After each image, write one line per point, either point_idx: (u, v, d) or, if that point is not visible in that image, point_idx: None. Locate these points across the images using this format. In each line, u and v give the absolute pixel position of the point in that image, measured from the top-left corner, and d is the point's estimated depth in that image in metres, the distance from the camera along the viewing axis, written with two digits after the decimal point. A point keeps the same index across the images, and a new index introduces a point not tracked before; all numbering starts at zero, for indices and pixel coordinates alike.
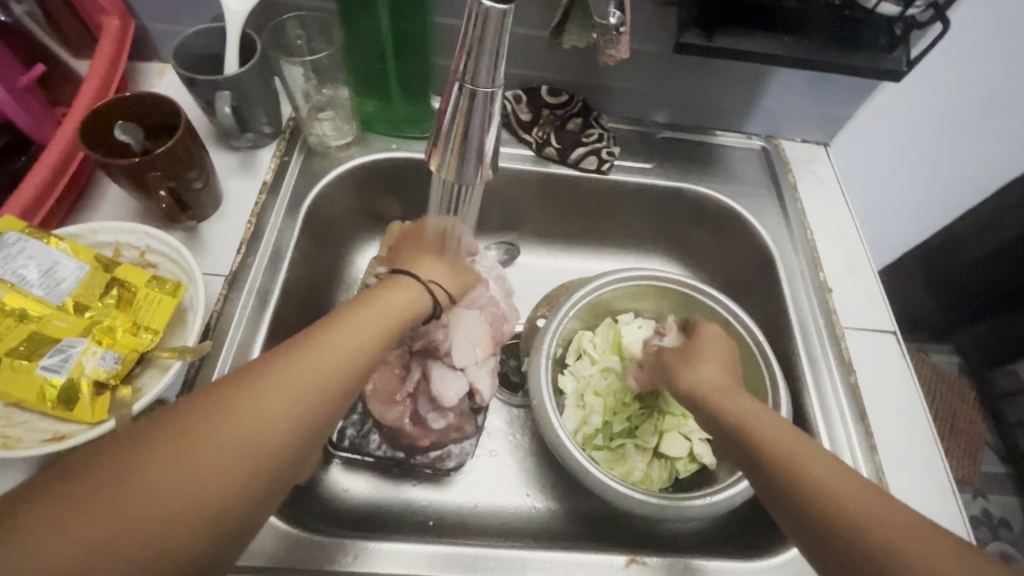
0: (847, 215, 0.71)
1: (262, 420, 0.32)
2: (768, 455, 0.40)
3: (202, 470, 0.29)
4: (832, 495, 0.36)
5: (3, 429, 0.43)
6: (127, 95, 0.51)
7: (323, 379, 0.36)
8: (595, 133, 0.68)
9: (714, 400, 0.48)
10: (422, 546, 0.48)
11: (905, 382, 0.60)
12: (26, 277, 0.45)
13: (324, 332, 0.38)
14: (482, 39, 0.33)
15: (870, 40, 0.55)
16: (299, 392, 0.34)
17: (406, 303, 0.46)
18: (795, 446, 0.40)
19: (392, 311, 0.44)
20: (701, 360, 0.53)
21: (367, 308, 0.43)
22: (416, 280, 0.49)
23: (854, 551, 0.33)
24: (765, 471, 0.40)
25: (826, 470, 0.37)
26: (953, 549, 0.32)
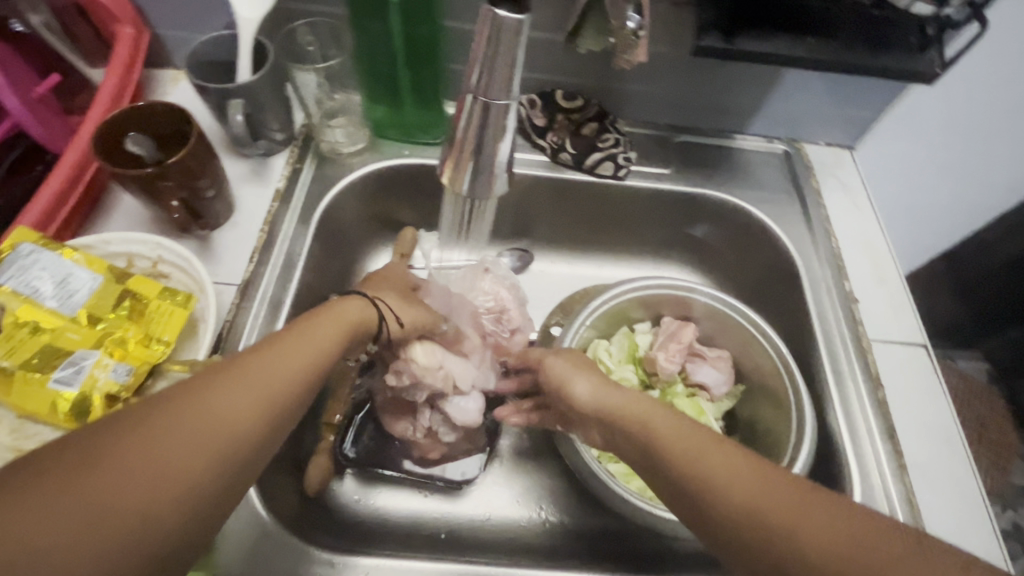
0: (874, 221, 0.69)
1: (211, 418, 0.30)
2: (733, 515, 0.33)
3: (190, 437, 0.29)
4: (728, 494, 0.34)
5: (17, 441, 0.43)
6: (141, 105, 0.51)
7: (275, 376, 0.35)
8: (611, 137, 0.66)
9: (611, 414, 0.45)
10: (437, 564, 0.48)
11: (937, 399, 0.57)
12: (40, 289, 0.45)
13: (289, 332, 0.39)
14: (496, 50, 0.33)
15: (900, 41, 0.53)
16: (275, 372, 0.35)
17: (361, 311, 0.46)
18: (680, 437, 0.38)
19: (332, 325, 0.42)
20: (578, 366, 0.51)
21: (292, 330, 0.40)
22: (364, 296, 0.48)
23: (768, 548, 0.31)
24: (660, 469, 0.39)
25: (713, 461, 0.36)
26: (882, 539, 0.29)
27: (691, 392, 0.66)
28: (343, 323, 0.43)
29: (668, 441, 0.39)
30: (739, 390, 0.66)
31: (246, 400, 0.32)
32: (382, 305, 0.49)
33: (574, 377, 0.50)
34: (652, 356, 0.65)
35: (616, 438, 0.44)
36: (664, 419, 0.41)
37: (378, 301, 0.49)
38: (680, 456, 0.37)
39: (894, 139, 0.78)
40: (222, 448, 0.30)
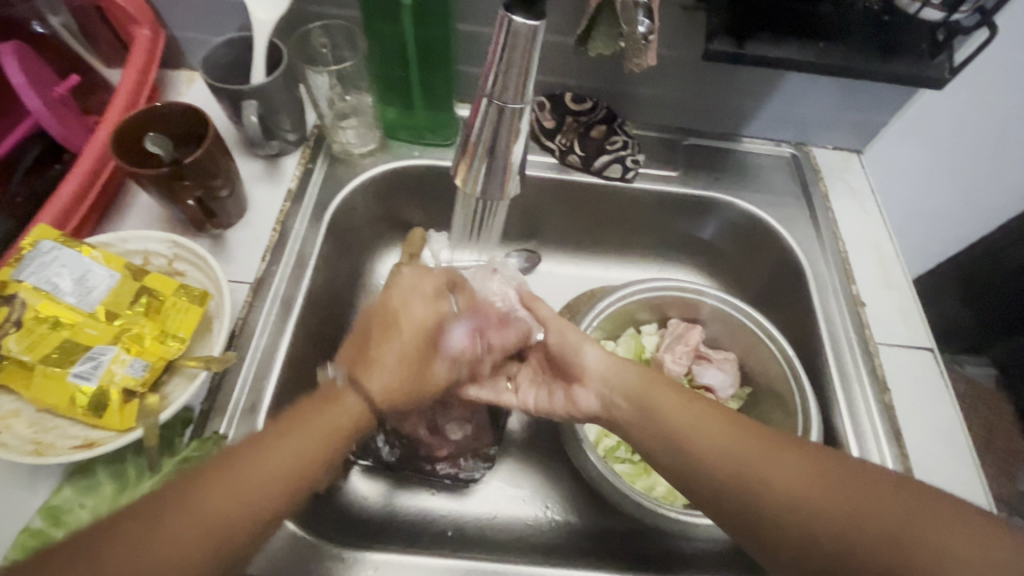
0: (882, 225, 0.69)
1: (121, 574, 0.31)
2: (782, 513, 0.38)
3: None
4: (781, 497, 0.38)
5: (36, 435, 0.44)
6: (158, 105, 0.52)
7: (208, 522, 0.34)
8: (620, 140, 0.67)
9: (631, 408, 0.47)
10: (445, 560, 0.49)
11: (944, 403, 0.57)
12: (59, 285, 0.46)
13: (256, 459, 0.36)
14: (511, 55, 0.33)
15: (910, 47, 0.54)
16: (211, 521, 0.34)
17: (351, 418, 0.41)
18: (716, 440, 0.42)
19: (312, 445, 0.39)
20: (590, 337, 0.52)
21: (269, 445, 0.38)
22: (353, 389, 0.42)
23: (814, 539, 0.37)
24: (703, 480, 0.41)
25: (761, 466, 0.39)
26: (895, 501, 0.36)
27: (698, 393, 0.66)
28: (326, 441, 0.39)
29: (672, 420, 0.44)
30: (745, 393, 0.66)
31: (165, 557, 0.32)
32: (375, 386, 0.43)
33: (586, 345, 0.51)
34: (660, 357, 0.65)
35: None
36: (665, 396, 0.46)
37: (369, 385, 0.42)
38: (725, 467, 0.40)
39: (903, 143, 0.78)
40: None
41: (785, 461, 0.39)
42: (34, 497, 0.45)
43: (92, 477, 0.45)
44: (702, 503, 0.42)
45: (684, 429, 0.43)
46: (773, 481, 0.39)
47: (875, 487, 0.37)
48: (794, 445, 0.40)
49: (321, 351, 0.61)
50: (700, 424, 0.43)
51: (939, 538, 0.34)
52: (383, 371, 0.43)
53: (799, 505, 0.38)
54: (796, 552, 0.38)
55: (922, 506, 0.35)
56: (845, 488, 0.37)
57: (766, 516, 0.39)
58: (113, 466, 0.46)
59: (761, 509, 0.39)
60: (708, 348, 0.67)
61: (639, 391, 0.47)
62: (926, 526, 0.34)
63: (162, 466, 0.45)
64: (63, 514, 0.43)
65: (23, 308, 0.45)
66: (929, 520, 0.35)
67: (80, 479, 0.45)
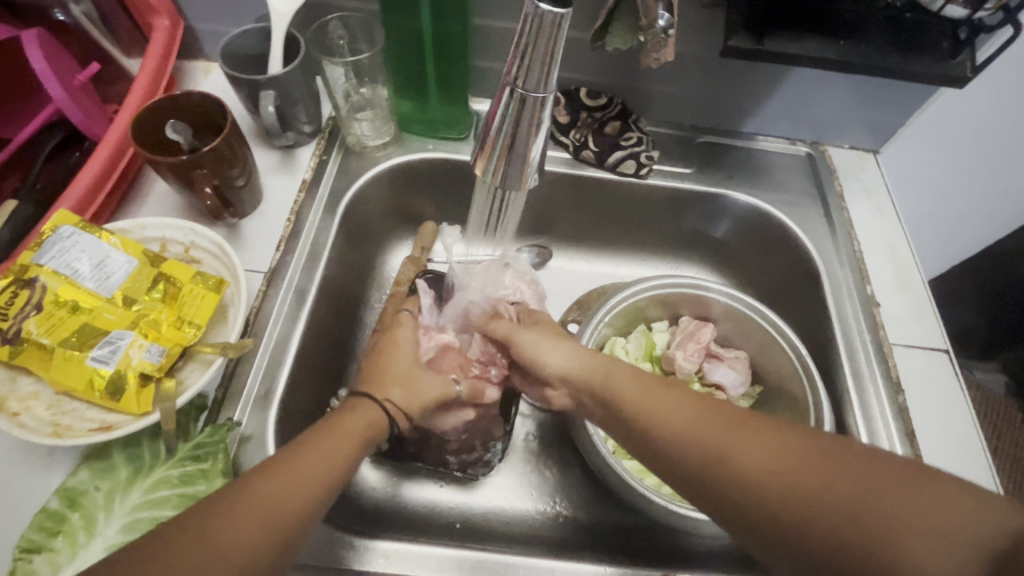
0: (898, 226, 0.68)
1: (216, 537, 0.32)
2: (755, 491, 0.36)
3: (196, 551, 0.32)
4: (750, 474, 0.37)
5: (55, 417, 0.44)
6: (177, 93, 0.53)
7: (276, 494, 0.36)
8: (633, 136, 0.66)
9: (600, 383, 0.47)
10: (455, 551, 0.49)
11: (958, 406, 0.57)
12: (79, 270, 0.47)
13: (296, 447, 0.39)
14: (537, 43, 0.33)
15: (931, 44, 0.53)
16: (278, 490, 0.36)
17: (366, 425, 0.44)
18: (683, 418, 0.41)
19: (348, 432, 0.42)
20: (550, 339, 0.52)
21: (271, 474, 0.37)
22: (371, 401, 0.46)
23: (792, 518, 0.34)
24: (671, 458, 0.41)
25: (733, 445, 0.38)
26: (882, 475, 0.34)
27: (708, 391, 0.66)
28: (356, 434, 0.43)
29: (633, 408, 0.44)
30: (756, 392, 0.65)
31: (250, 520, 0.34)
32: (391, 404, 0.47)
33: (545, 350, 0.51)
34: (670, 355, 0.65)
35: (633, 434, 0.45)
36: (626, 384, 0.45)
37: (387, 400, 0.47)
38: (695, 449, 0.39)
39: (919, 145, 0.77)
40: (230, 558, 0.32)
41: (752, 435, 0.38)
42: (51, 478, 0.46)
43: (108, 460, 0.45)
44: (687, 490, 0.40)
45: (645, 415, 0.43)
46: (737, 455, 0.38)
47: (853, 463, 0.34)
48: (762, 420, 0.39)
49: (333, 341, 0.62)
50: (664, 405, 0.42)
51: (903, 504, 0.32)
52: (404, 391, 0.48)
53: (764, 477, 0.36)
54: (767, 528, 0.36)
55: (891, 475, 0.33)
56: (811, 459, 0.35)
57: (731, 488, 0.37)
58: (129, 449, 0.46)
59: (726, 482, 0.38)
60: (719, 347, 0.67)
61: (601, 385, 0.47)
62: (893, 495, 0.32)
63: (177, 451, 0.46)
64: (80, 495, 0.44)
65: (43, 291, 0.45)
66: (894, 486, 0.33)
67: (96, 461, 0.46)
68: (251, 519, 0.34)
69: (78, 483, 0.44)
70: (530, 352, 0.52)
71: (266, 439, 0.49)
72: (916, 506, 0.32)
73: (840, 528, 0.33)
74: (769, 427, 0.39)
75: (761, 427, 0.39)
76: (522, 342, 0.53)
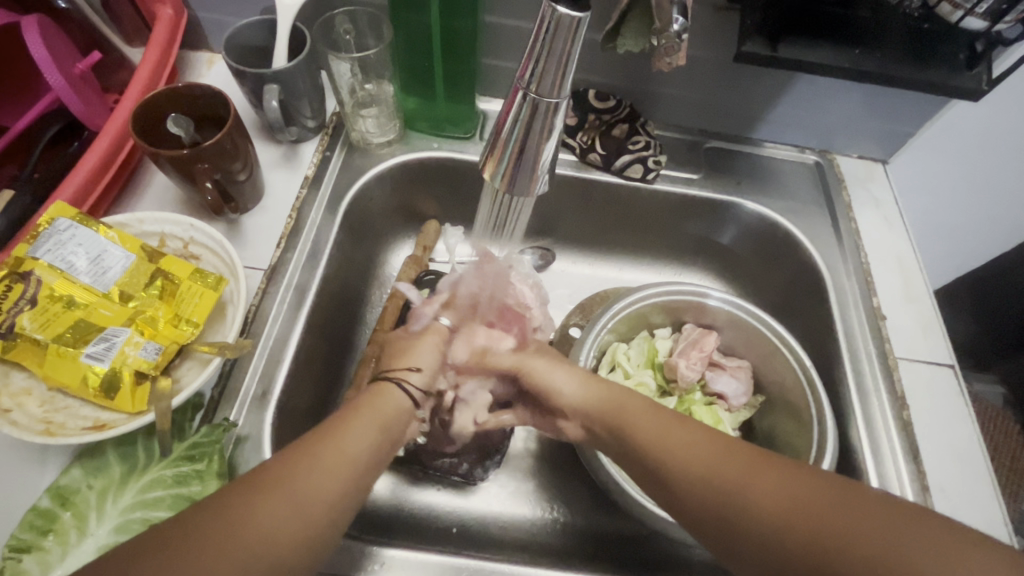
0: (906, 238, 0.67)
1: (249, 535, 0.32)
2: (769, 526, 0.36)
3: (227, 549, 0.31)
4: (770, 513, 0.36)
5: (47, 414, 0.44)
6: (179, 85, 0.52)
7: (308, 496, 0.36)
8: (641, 140, 0.65)
9: (614, 411, 0.47)
10: (451, 557, 0.48)
11: (963, 422, 0.56)
12: (75, 265, 0.46)
13: (326, 444, 0.39)
14: (552, 46, 0.33)
15: (947, 55, 0.52)
16: (308, 494, 0.36)
17: (382, 418, 0.44)
18: (705, 454, 0.40)
19: (372, 428, 0.42)
20: (558, 362, 0.53)
21: (312, 454, 0.38)
22: (387, 385, 0.47)
23: (814, 556, 0.34)
24: (687, 490, 0.40)
25: (757, 486, 0.37)
26: (900, 518, 0.33)
27: (709, 400, 0.65)
28: (379, 429, 0.43)
29: (637, 432, 0.44)
30: (758, 402, 0.65)
31: (280, 518, 0.34)
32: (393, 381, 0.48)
33: (556, 372, 0.52)
34: (673, 363, 0.64)
35: (623, 448, 0.46)
36: (626, 409, 0.46)
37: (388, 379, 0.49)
38: (716, 487, 0.38)
39: (928, 156, 0.76)
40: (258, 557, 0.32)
41: (764, 471, 0.38)
42: (42, 476, 0.45)
43: (102, 458, 0.45)
44: (700, 525, 0.39)
45: (664, 437, 0.43)
46: (752, 496, 0.37)
47: (873, 507, 0.34)
48: (778, 461, 0.39)
49: (332, 341, 0.61)
50: (670, 434, 0.43)
51: (917, 544, 0.32)
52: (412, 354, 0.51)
53: (778, 516, 0.36)
54: (776, 565, 0.35)
55: (915, 524, 0.33)
56: (831, 502, 0.35)
57: (743, 527, 0.37)
58: (123, 448, 0.45)
59: (740, 519, 0.37)
60: (721, 356, 0.66)
61: (603, 412, 0.48)
62: (915, 542, 0.32)
63: (171, 451, 0.45)
64: (72, 494, 0.43)
65: (38, 285, 0.44)
66: (911, 529, 0.33)
67: (89, 460, 0.45)
68: (298, 503, 0.35)
69: (70, 482, 0.44)
70: (541, 374, 0.52)
71: (263, 439, 0.48)
72: (933, 552, 0.31)
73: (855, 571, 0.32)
74: (779, 464, 0.38)
75: (779, 465, 0.38)
76: (534, 368, 0.53)
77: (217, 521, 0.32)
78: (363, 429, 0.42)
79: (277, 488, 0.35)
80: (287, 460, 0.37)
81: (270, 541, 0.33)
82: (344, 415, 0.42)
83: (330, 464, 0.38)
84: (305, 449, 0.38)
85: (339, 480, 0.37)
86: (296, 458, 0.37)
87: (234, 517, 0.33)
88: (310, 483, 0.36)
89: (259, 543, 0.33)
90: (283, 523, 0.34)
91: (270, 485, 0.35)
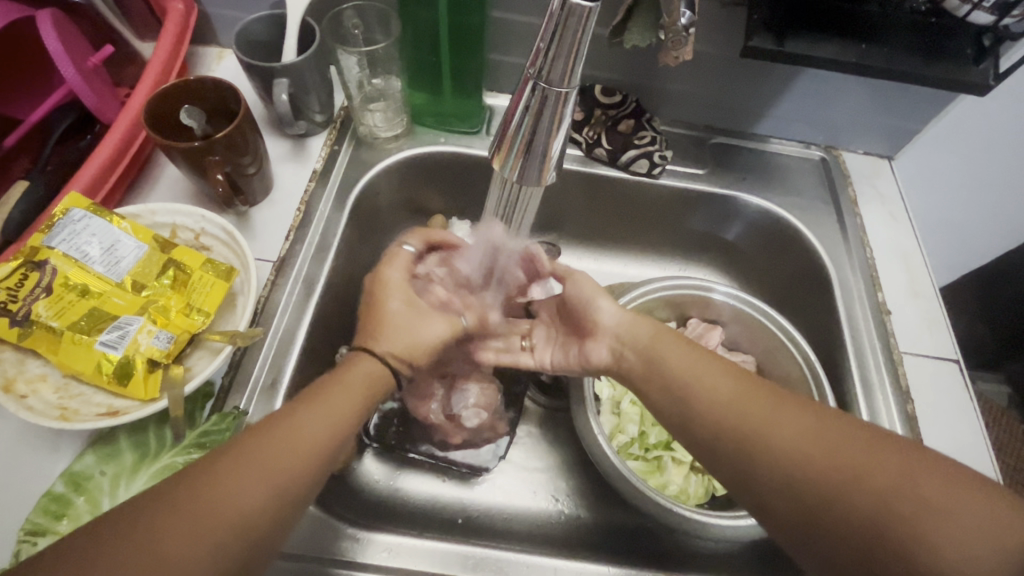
0: (911, 234, 0.68)
1: (215, 510, 0.32)
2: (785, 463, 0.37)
3: (192, 523, 0.31)
4: (789, 450, 0.37)
5: (62, 401, 0.44)
6: (193, 79, 0.53)
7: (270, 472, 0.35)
8: (647, 134, 0.66)
9: (645, 344, 0.48)
10: (457, 546, 0.49)
11: (966, 415, 0.56)
12: (89, 254, 0.47)
13: (295, 419, 0.38)
14: (563, 36, 0.33)
15: (955, 50, 0.52)
16: (274, 469, 0.35)
17: (354, 391, 0.42)
18: (730, 398, 0.41)
19: (345, 402, 0.41)
20: (604, 291, 0.53)
21: (283, 426, 0.38)
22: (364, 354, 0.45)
23: (827, 492, 0.35)
24: (708, 429, 0.42)
25: (776, 423, 0.39)
26: (913, 457, 0.35)
27: None
28: (349, 404, 0.41)
29: (684, 374, 0.44)
30: None
31: (244, 493, 0.34)
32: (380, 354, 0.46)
33: (599, 298, 0.52)
34: None
35: None
36: (676, 352, 0.46)
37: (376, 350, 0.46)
38: (740, 424, 0.40)
39: (934, 153, 0.76)
40: (224, 531, 0.32)
41: (770, 420, 0.39)
42: (56, 462, 0.46)
43: (114, 445, 0.45)
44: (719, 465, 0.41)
45: (705, 382, 0.43)
46: (768, 433, 0.39)
47: (885, 447, 0.36)
48: (794, 399, 0.40)
49: (339, 332, 0.61)
50: (710, 377, 0.43)
51: (939, 488, 0.33)
52: (399, 338, 0.48)
53: (790, 455, 0.37)
54: (796, 502, 0.36)
55: (920, 459, 0.35)
56: (843, 439, 0.37)
57: (765, 467, 0.38)
58: (135, 436, 0.46)
59: (758, 459, 0.39)
60: (726, 351, 0.67)
61: (646, 343, 0.48)
62: (929, 479, 0.34)
63: (184, 438, 0.46)
64: (85, 479, 0.44)
65: (53, 274, 0.46)
66: (888, 467, 0.34)
67: (102, 446, 0.46)
68: (264, 473, 0.35)
69: (83, 468, 0.44)
70: (586, 300, 0.53)
71: None
72: (940, 479, 0.33)
73: (851, 526, 0.34)
74: (789, 407, 0.40)
75: (793, 404, 0.40)
76: (580, 282, 0.54)
77: (185, 496, 0.32)
78: (336, 403, 0.41)
79: (243, 461, 0.35)
80: (250, 436, 0.36)
81: (234, 516, 0.33)
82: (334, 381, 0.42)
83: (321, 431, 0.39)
84: (270, 424, 0.38)
85: (307, 455, 0.37)
86: (262, 434, 0.37)
87: (198, 492, 0.33)
88: (276, 458, 0.36)
89: (215, 517, 0.32)
90: (249, 496, 0.34)
91: (226, 462, 0.34)
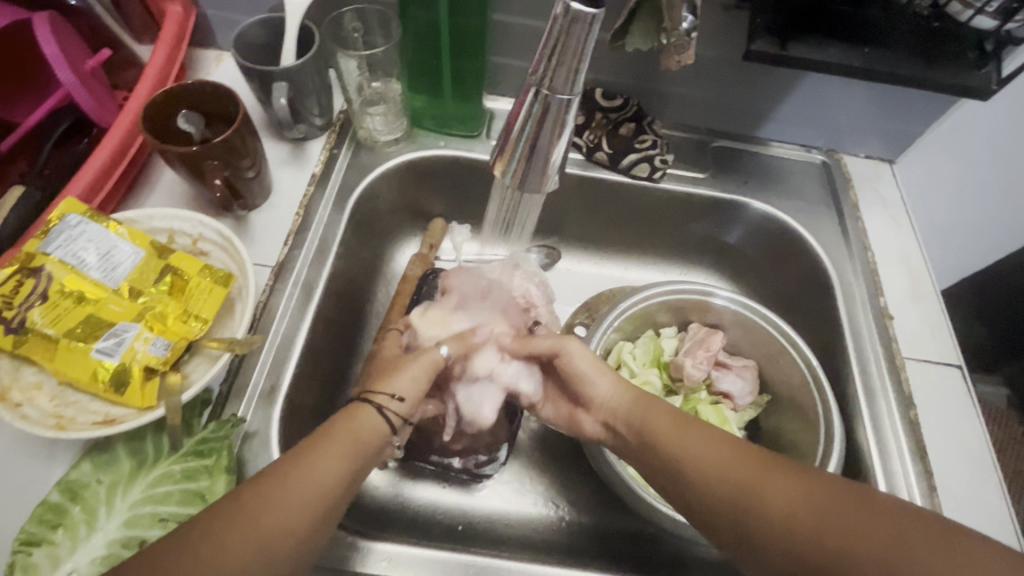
0: (914, 240, 0.67)
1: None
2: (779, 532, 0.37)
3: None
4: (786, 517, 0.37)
5: (57, 409, 0.44)
6: (190, 83, 0.52)
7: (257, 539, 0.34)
8: (648, 139, 0.65)
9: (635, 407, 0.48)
10: (461, 555, 0.48)
11: (969, 422, 0.56)
12: (85, 260, 0.46)
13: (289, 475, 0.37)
14: (566, 42, 0.33)
15: (957, 54, 0.52)
16: (263, 534, 0.34)
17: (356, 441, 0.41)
18: (722, 463, 0.41)
19: (343, 450, 0.40)
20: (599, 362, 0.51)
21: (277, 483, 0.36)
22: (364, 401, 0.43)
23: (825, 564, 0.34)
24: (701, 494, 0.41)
25: (774, 490, 0.38)
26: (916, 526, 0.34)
27: (715, 400, 0.65)
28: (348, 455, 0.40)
29: (670, 441, 0.44)
30: (764, 401, 0.65)
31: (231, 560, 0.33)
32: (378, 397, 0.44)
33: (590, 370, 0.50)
34: (679, 362, 0.64)
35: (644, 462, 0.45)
36: (662, 418, 0.46)
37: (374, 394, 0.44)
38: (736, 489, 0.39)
39: (936, 156, 0.76)
40: None
41: (766, 480, 0.39)
42: (52, 470, 0.45)
43: (111, 453, 0.45)
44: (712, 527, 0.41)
45: (691, 446, 0.43)
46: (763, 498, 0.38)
47: (886, 517, 0.34)
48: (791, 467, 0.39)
49: (338, 337, 0.60)
50: (703, 441, 0.42)
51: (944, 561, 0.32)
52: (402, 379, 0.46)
53: (789, 524, 0.36)
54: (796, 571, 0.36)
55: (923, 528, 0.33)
56: (843, 510, 0.35)
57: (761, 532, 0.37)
58: (132, 444, 0.46)
59: (754, 525, 0.38)
60: (727, 355, 0.66)
61: (636, 417, 0.47)
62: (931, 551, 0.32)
63: (181, 446, 0.45)
64: (82, 488, 0.43)
65: (48, 281, 0.45)
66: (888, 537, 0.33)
67: (98, 454, 0.45)
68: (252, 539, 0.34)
69: (80, 476, 0.44)
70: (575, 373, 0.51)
71: (271, 436, 0.48)
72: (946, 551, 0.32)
73: None
74: (783, 468, 0.39)
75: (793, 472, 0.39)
76: (568, 360, 0.51)
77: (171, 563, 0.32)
78: (336, 453, 0.39)
79: (234, 526, 0.34)
80: (243, 495, 0.36)
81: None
82: (317, 435, 0.40)
83: (304, 487, 0.37)
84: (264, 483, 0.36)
85: (300, 516, 0.36)
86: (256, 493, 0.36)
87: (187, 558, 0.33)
88: (266, 523, 0.35)
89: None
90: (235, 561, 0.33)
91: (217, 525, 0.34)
